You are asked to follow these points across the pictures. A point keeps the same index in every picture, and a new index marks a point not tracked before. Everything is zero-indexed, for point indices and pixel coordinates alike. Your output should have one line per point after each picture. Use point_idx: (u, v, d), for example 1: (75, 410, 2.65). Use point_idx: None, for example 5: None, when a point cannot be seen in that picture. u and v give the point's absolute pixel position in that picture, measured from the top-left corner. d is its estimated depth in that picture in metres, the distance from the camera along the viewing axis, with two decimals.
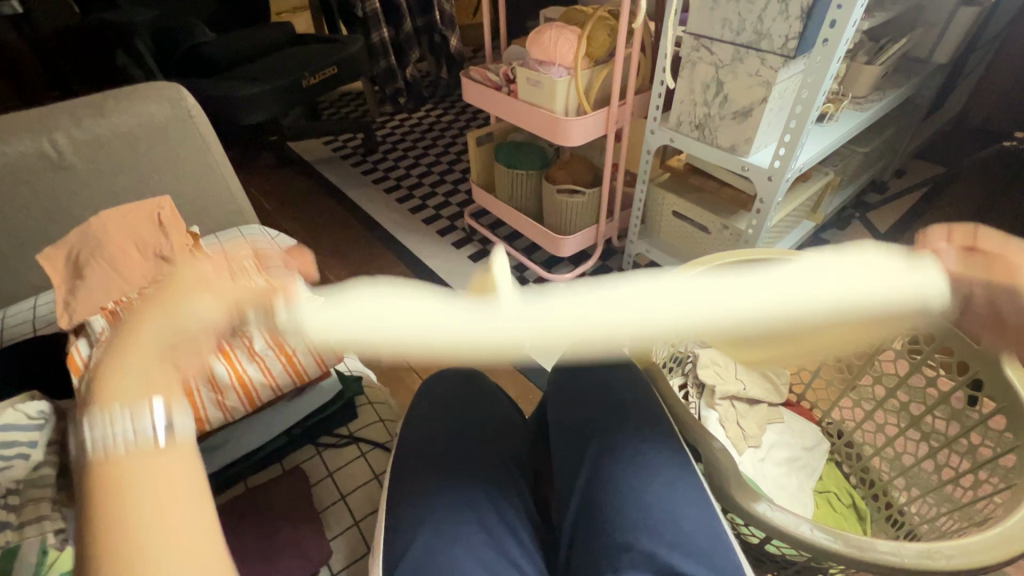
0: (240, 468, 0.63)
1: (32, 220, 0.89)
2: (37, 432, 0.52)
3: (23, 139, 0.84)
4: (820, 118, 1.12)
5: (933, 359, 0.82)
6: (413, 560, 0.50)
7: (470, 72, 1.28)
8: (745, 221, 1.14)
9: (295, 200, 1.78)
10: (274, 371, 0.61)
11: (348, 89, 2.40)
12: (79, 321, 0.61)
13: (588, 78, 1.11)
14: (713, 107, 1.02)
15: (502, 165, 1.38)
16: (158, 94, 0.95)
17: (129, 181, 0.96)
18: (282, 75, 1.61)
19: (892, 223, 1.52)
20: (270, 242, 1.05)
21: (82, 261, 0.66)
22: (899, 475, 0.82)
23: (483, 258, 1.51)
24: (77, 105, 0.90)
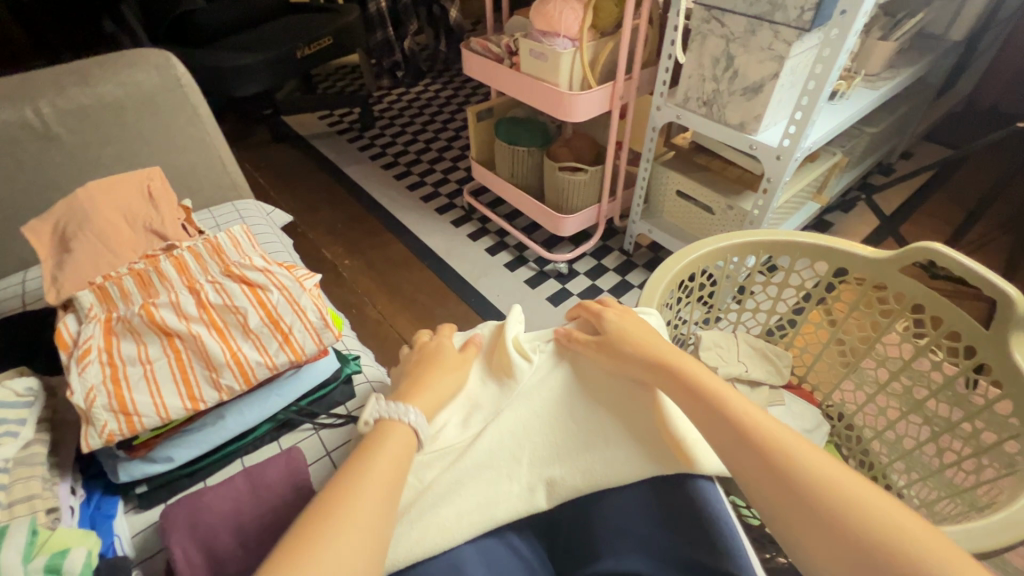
0: (234, 448, 0.62)
1: (18, 193, 0.86)
2: (25, 410, 0.50)
3: (5, 108, 0.81)
4: (832, 96, 1.09)
5: (940, 343, 0.80)
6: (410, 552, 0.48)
7: (470, 43, 1.24)
8: (751, 201, 1.12)
9: (290, 176, 1.74)
10: (271, 350, 0.57)
11: (344, 62, 2.33)
12: (66, 296, 0.58)
13: (594, 50, 1.08)
14: (722, 82, 0.99)
15: (502, 141, 1.34)
16: (146, 61, 0.91)
17: (118, 153, 0.92)
18: (277, 45, 1.56)
19: (898, 206, 1.49)
20: (264, 218, 1.02)
21: (68, 234, 0.64)
22: (898, 459, 0.83)
23: (482, 237, 1.49)
24: (60, 73, 0.86)
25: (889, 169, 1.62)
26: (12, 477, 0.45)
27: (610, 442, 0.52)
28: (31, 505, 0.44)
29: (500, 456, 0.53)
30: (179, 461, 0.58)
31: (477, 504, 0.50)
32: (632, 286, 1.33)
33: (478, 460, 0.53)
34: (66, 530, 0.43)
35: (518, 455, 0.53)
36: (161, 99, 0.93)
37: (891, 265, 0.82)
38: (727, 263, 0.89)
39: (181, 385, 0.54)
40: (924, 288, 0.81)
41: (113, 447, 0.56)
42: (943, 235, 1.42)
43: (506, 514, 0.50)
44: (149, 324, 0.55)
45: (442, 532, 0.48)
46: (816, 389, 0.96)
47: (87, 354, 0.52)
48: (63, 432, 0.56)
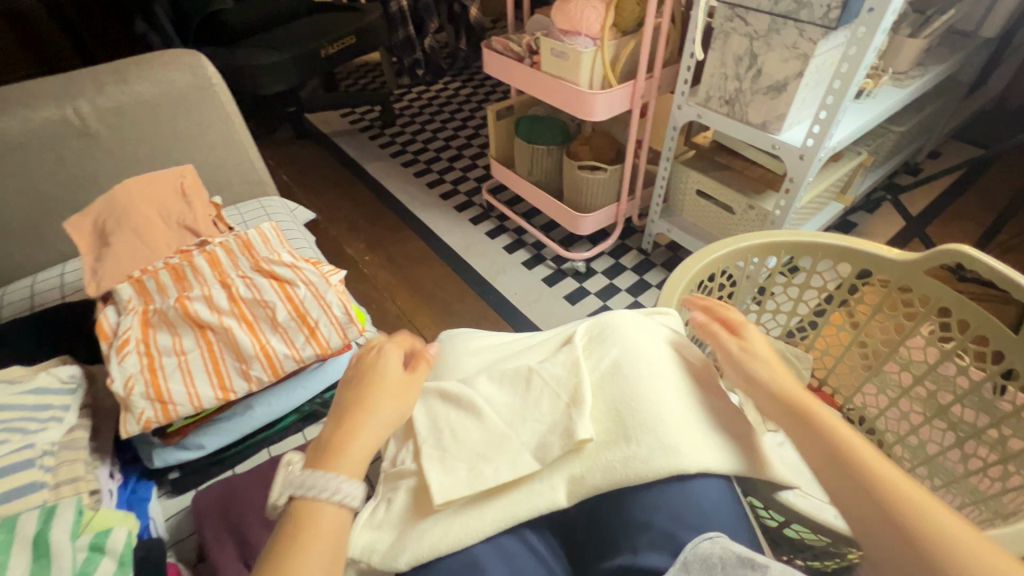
0: (261, 438, 0.64)
1: (57, 189, 0.90)
2: (69, 396, 0.52)
3: (47, 107, 0.84)
4: (857, 95, 1.07)
5: (965, 347, 0.79)
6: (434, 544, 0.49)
7: (491, 42, 1.24)
8: (772, 201, 1.11)
9: (313, 172, 1.78)
10: (298, 344, 0.59)
11: (366, 60, 2.36)
12: (106, 288, 0.61)
13: (616, 49, 1.08)
14: (745, 81, 0.98)
15: (522, 139, 1.34)
16: (178, 60, 0.94)
17: (153, 150, 0.95)
18: (301, 43, 1.58)
19: (926, 208, 1.46)
20: (290, 214, 1.05)
21: (108, 229, 0.66)
22: (922, 464, 0.83)
23: (500, 235, 1.50)
24: (98, 72, 0.89)
25: (916, 168, 1.58)
26: (59, 459, 0.48)
27: (632, 440, 0.51)
28: (76, 487, 0.46)
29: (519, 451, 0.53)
30: (209, 449, 0.60)
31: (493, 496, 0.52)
32: (650, 286, 1.33)
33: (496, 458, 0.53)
34: (109, 511, 0.45)
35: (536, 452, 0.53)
36: (193, 98, 0.96)
37: (918, 267, 0.81)
38: (749, 262, 0.88)
39: (213, 376, 0.56)
40: (951, 291, 0.79)
41: (149, 434, 0.59)
42: (972, 237, 1.38)
43: (523, 508, 0.51)
44: (183, 316, 0.57)
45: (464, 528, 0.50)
46: (836, 392, 0.96)
47: (126, 345, 0.55)
48: (103, 418, 0.58)
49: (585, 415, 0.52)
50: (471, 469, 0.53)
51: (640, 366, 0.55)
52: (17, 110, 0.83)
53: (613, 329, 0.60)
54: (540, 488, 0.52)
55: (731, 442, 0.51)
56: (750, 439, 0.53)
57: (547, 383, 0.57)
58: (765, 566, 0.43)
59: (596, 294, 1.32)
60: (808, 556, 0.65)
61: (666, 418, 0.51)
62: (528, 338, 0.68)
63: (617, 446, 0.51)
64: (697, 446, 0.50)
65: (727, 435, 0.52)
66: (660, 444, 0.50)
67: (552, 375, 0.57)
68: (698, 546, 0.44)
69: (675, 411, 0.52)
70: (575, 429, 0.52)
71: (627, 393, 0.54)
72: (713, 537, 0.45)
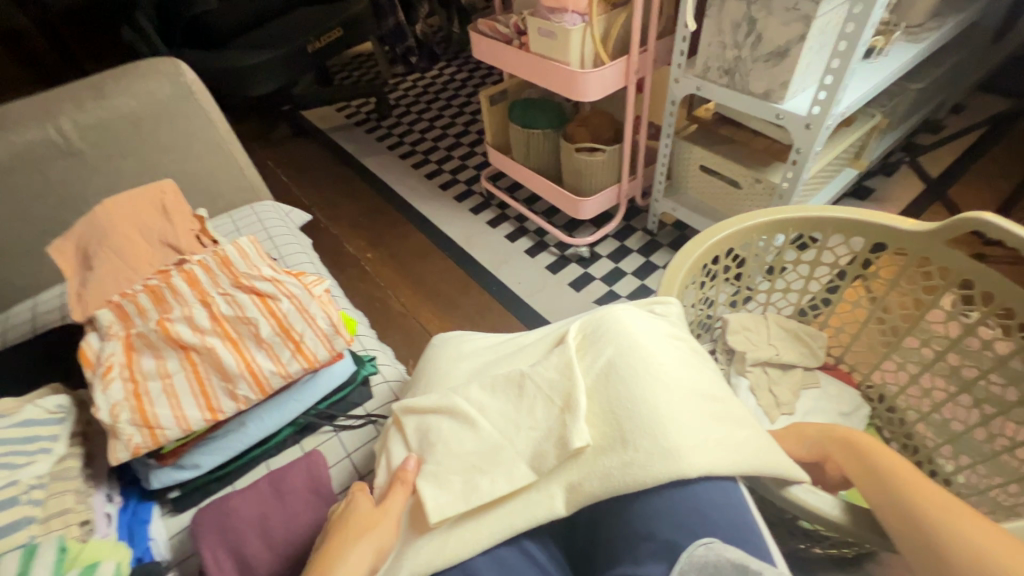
0: (256, 453, 0.63)
1: (49, 209, 0.90)
2: (57, 426, 0.53)
3: (30, 128, 0.84)
4: (868, 54, 1.00)
5: (991, 320, 0.74)
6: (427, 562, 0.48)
7: (477, 26, 1.20)
8: (780, 173, 1.05)
9: (311, 170, 1.76)
10: (284, 359, 0.59)
11: (359, 51, 2.31)
12: (89, 312, 0.60)
13: (605, 24, 1.03)
14: (744, 48, 0.92)
15: (516, 124, 1.30)
16: (157, 70, 0.92)
17: (140, 163, 0.95)
18: (287, 40, 1.55)
19: (947, 168, 1.38)
20: (283, 218, 1.03)
21: (91, 251, 0.66)
22: (946, 443, 0.79)
23: (501, 224, 1.47)
24: (77, 89, 0.88)
25: (937, 126, 1.50)
26: (48, 492, 0.48)
27: (629, 444, 0.48)
28: (65, 519, 0.47)
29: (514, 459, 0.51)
30: (205, 468, 0.60)
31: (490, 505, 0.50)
32: (658, 267, 1.29)
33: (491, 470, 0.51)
34: (96, 544, 0.46)
35: (533, 461, 0.50)
36: (175, 108, 0.95)
37: (938, 237, 0.75)
38: (753, 243, 0.84)
39: (199, 397, 0.56)
40: (971, 262, 0.74)
41: (145, 456, 0.59)
42: (999, 196, 1.31)
43: (522, 518, 0.49)
44: (166, 339, 0.57)
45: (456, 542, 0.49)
46: (854, 369, 0.92)
47: (110, 372, 0.55)
48: (97, 443, 0.58)
49: (578, 420, 0.49)
50: (466, 479, 0.51)
51: (636, 364, 0.52)
52: (0, 134, 0.82)
53: (606, 327, 0.57)
54: (537, 495, 0.50)
55: (734, 439, 0.48)
56: (755, 435, 0.49)
57: (539, 386, 0.53)
58: (760, 574, 0.40)
59: (601, 278, 1.29)
60: (827, 545, 0.63)
61: (666, 420, 0.48)
62: (520, 338, 0.65)
63: (614, 451, 0.48)
64: (697, 446, 0.47)
65: (730, 432, 0.49)
66: (657, 447, 0.47)
67: (544, 378, 0.54)
68: (692, 554, 0.43)
69: (674, 410, 0.49)
70: (569, 436, 0.49)
71: (622, 393, 0.51)
72: (710, 543, 0.44)
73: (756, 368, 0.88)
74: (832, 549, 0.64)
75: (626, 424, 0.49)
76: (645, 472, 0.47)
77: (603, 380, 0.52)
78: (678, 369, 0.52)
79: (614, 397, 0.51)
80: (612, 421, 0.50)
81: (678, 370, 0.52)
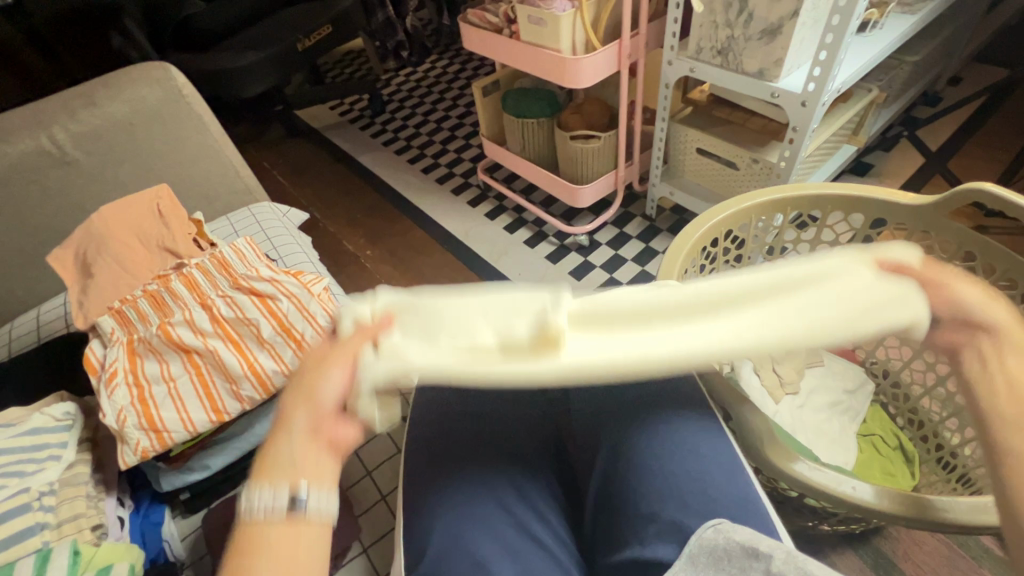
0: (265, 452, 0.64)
1: (46, 219, 0.90)
2: (65, 433, 0.54)
3: (22, 138, 0.84)
4: (862, 28, 0.99)
5: None
6: (432, 557, 0.47)
7: (467, 16, 1.19)
8: (777, 152, 1.04)
9: (307, 170, 1.76)
10: (287, 358, 0.59)
11: (350, 47, 2.30)
12: (91, 320, 0.61)
13: (596, 8, 1.02)
14: (737, 27, 0.91)
15: (510, 114, 1.29)
16: (147, 75, 0.92)
17: (134, 169, 0.95)
18: (276, 39, 1.54)
19: (946, 141, 1.37)
20: (280, 218, 1.03)
21: (90, 259, 0.66)
22: (950, 416, 0.78)
23: (499, 215, 1.47)
24: (67, 96, 0.88)
25: (936, 99, 1.48)
26: (59, 498, 0.49)
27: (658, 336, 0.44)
28: (77, 524, 0.48)
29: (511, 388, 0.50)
30: (215, 469, 0.60)
31: (477, 351, 0.44)
32: (658, 253, 1.29)
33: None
34: (110, 547, 0.47)
35: (518, 325, 0.45)
36: (167, 112, 0.94)
37: (939, 209, 0.75)
38: (753, 223, 0.83)
39: (205, 400, 0.56)
40: (973, 234, 0.73)
41: (154, 459, 0.60)
42: (999, 167, 1.29)
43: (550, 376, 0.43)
44: (167, 342, 0.57)
45: (458, 535, 0.48)
46: (857, 347, 0.92)
47: (114, 377, 0.55)
48: (105, 448, 0.59)
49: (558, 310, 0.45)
50: (430, 334, 0.45)
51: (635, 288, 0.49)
52: None
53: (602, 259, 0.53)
54: (521, 359, 0.43)
55: (744, 332, 0.44)
56: (769, 321, 0.45)
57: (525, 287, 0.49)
58: (770, 555, 0.41)
59: (602, 266, 1.29)
60: (834, 521, 0.64)
61: (666, 329, 0.45)
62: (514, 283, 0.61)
63: (608, 344, 0.44)
64: (699, 337, 0.44)
65: (739, 325, 0.45)
66: (659, 344, 0.44)
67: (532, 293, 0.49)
68: (703, 537, 0.43)
69: (674, 315, 0.46)
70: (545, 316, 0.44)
71: (622, 307, 0.47)
72: (719, 527, 0.43)
73: None
74: (839, 525, 0.65)
75: (653, 320, 0.46)
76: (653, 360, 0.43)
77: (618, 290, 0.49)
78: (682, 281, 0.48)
79: (634, 297, 0.47)
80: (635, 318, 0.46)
81: (678, 285, 0.48)
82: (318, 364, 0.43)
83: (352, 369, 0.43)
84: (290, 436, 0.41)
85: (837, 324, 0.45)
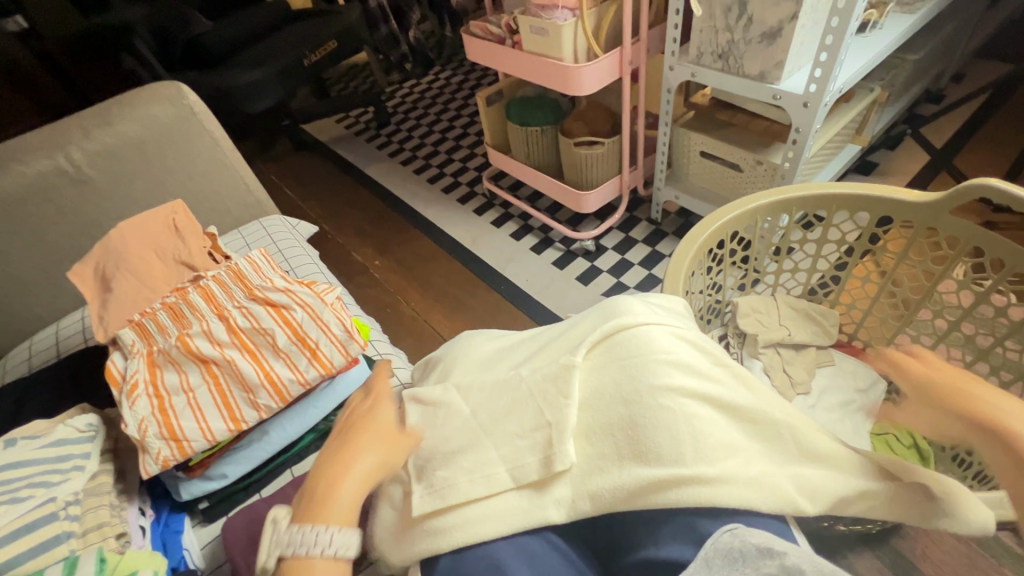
0: (282, 460, 0.65)
1: (64, 237, 0.92)
2: (89, 444, 0.55)
3: (41, 159, 0.86)
4: (862, 29, 1.00)
5: (1003, 286, 0.73)
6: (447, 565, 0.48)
7: (469, 28, 1.21)
8: (781, 153, 1.05)
9: (314, 182, 1.78)
10: (302, 366, 0.60)
11: (355, 61, 2.33)
12: (110, 333, 0.62)
13: (596, 17, 1.03)
14: (736, 31, 0.92)
15: (514, 123, 1.31)
16: (159, 94, 0.94)
17: (147, 186, 0.97)
18: (282, 55, 1.57)
19: (951, 138, 1.37)
20: (290, 230, 1.04)
21: (108, 273, 0.68)
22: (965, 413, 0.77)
23: (506, 223, 1.48)
24: (82, 117, 0.90)
25: (939, 96, 1.48)
26: (84, 506, 0.51)
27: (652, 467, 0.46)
28: (102, 532, 0.49)
29: (515, 456, 0.51)
30: (232, 477, 0.61)
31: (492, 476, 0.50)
32: (664, 256, 1.29)
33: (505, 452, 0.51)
34: (134, 554, 0.47)
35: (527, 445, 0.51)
36: (179, 130, 0.97)
37: (944, 206, 0.75)
38: (758, 224, 0.84)
39: (223, 409, 0.57)
40: (980, 229, 0.74)
41: (173, 469, 0.60)
42: (1005, 162, 1.29)
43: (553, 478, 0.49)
44: (186, 353, 0.59)
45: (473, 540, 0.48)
46: (868, 345, 0.90)
47: (135, 389, 0.56)
48: (125, 458, 0.60)
49: (564, 442, 0.49)
50: (471, 457, 0.51)
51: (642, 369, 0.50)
52: (12, 167, 0.85)
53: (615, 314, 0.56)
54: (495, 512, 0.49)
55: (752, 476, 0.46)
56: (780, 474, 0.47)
57: (536, 397, 0.52)
58: (786, 555, 0.41)
59: (609, 271, 1.29)
60: (851, 522, 0.63)
61: (670, 457, 0.46)
62: (553, 329, 0.62)
63: (608, 472, 0.48)
64: (703, 481, 0.45)
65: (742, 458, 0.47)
66: (652, 466, 0.46)
67: (537, 386, 0.53)
68: (718, 541, 0.43)
69: (680, 451, 0.46)
70: (553, 460, 0.49)
71: (616, 409, 0.49)
72: (734, 530, 0.44)
73: (769, 350, 0.87)
74: (856, 524, 0.64)
75: (654, 444, 0.47)
76: (646, 494, 0.46)
77: (619, 401, 0.50)
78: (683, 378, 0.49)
79: (632, 416, 0.48)
80: (635, 437, 0.48)
81: (686, 388, 0.48)
82: (355, 441, 0.53)
83: (383, 455, 0.52)
84: (349, 475, 0.50)
85: (822, 493, 0.48)
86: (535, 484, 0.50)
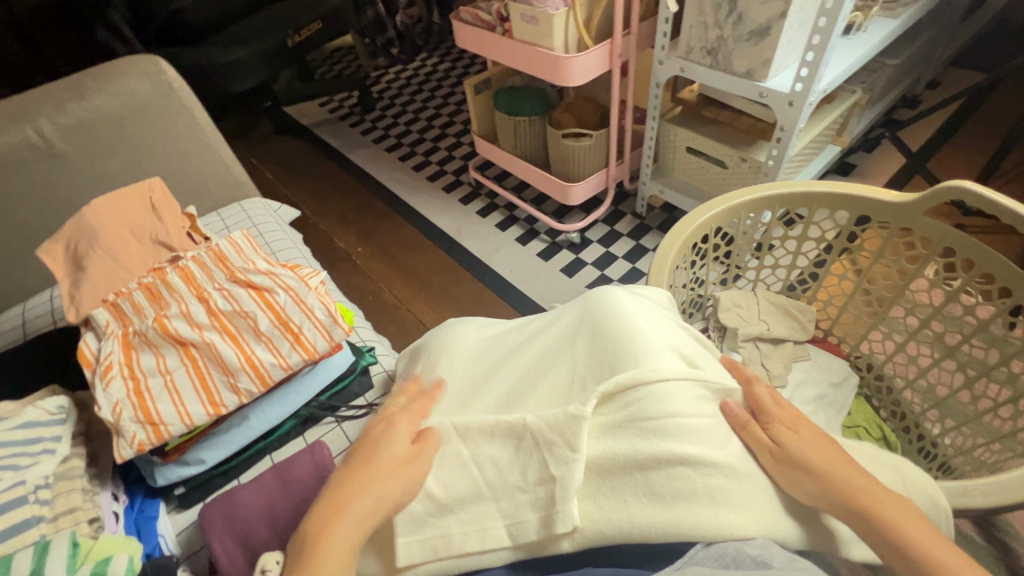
0: (262, 446, 0.63)
1: (34, 214, 0.89)
2: (59, 426, 0.54)
3: (9, 132, 0.82)
4: (846, 31, 1.02)
5: (971, 287, 0.75)
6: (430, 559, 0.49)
7: (460, 13, 1.19)
8: (764, 151, 1.07)
9: (295, 165, 1.75)
10: (284, 351, 0.59)
11: (339, 43, 2.28)
12: (84, 313, 0.60)
13: (588, 8, 1.04)
14: (726, 28, 0.93)
15: (502, 112, 1.30)
16: (137, 69, 0.91)
17: (123, 163, 0.93)
18: (265, 35, 1.52)
19: (924, 142, 1.42)
20: (271, 213, 1.02)
21: (81, 253, 0.65)
22: (932, 407, 0.80)
23: (491, 213, 1.47)
24: (55, 89, 0.86)
25: (916, 101, 1.52)
26: (54, 491, 0.49)
27: (644, 512, 0.45)
28: (74, 517, 0.48)
29: (514, 510, 0.47)
30: (210, 463, 0.60)
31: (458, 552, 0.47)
32: (647, 250, 1.31)
33: (474, 441, 0.50)
34: (107, 539, 0.47)
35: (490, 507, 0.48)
36: (157, 106, 0.94)
37: (920, 207, 0.77)
38: (741, 221, 0.85)
39: (201, 392, 0.56)
40: (952, 230, 0.76)
41: (148, 454, 0.58)
42: (976, 167, 1.34)
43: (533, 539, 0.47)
44: (164, 335, 0.58)
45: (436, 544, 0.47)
46: (842, 341, 0.92)
47: (109, 370, 0.55)
48: (99, 442, 0.59)
49: (571, 503, 0.45)
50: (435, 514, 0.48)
51: (655, 422, 0.46)
52: None
53: (612, 340, 0.52)
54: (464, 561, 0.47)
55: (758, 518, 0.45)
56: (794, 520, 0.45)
57: (541, 446, 0.47)
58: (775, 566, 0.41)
59: (592, 263, 1.30)
60: None
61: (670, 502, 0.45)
62: (539, 325, 0.60)
63: (610, 511, 0.46)
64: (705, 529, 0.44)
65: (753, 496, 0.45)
66: (656, 516, 0.44)
67: (543, 435, 0.47)
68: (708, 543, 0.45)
69: (680, 496, 0.44)
70: (554, 521, 0.46)
71: (628, 468, 0.46)
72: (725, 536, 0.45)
73: (748, 344, 0.88)
74: None
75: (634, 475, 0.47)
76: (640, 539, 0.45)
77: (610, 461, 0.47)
78: (689, 416, 0.46)
79: (637, 466, 0.45)
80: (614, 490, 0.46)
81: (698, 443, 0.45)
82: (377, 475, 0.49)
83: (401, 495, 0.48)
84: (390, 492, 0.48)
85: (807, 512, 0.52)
86: (532, 544, 0.47)
